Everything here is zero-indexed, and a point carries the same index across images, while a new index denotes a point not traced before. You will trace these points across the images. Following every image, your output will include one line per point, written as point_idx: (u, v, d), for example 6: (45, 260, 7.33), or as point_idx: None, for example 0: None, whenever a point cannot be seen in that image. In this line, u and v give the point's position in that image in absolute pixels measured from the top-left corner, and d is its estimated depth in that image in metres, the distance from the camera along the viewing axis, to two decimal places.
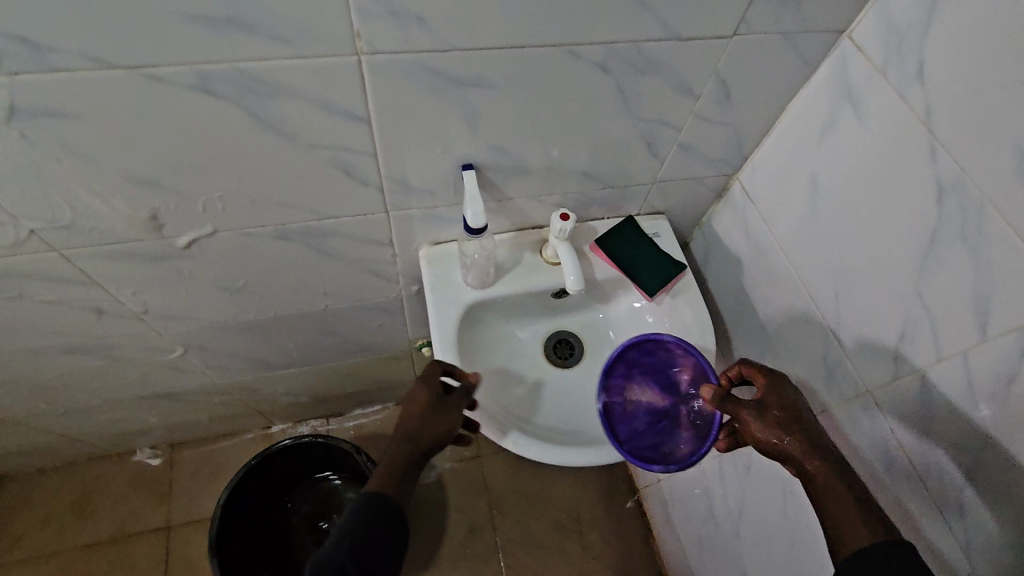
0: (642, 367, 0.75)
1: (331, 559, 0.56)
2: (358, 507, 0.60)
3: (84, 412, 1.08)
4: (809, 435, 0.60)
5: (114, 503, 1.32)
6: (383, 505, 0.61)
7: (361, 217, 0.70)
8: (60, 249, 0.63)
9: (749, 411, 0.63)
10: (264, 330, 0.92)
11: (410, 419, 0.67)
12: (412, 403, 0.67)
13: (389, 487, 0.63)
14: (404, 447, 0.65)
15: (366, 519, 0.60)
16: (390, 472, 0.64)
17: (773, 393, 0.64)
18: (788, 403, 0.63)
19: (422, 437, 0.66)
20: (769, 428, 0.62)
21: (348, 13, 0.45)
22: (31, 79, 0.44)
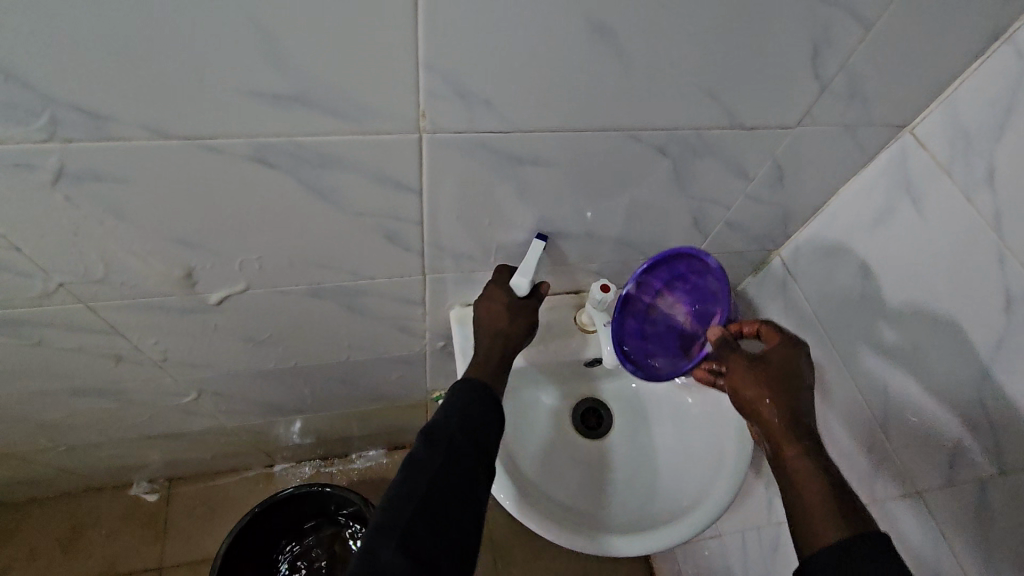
0: (690, 283, 0.68)
1: (442, 433, 0.55)
2: (459, 392, 0.59)
3: (86, 448, 1.04)
4: (792, 401, 0.56)
5: (105, 539, 1.26)
6: (490, 390, 0.60)
7: (397, 278, 0.68)
8: (87, 301, 0.61)
9: (742, 363, 0.59)
10: (282, 378, 0.89)
11: (497, 319, 0.66)
12: (490, 300, 0.67)
13: (487, 380, 0.61)
14: (496, 344, 0.65)
15: (467, 401, 0.58)
16: (486, 367, 0.63)
17: (776, 357, 0.59)
18: (788, 373, 0.58)
19: (507, 335, 0.66)
20: (755, 386, 0.57)
21: (415, 94, 0.44)
22: (84, 147, 0.43)
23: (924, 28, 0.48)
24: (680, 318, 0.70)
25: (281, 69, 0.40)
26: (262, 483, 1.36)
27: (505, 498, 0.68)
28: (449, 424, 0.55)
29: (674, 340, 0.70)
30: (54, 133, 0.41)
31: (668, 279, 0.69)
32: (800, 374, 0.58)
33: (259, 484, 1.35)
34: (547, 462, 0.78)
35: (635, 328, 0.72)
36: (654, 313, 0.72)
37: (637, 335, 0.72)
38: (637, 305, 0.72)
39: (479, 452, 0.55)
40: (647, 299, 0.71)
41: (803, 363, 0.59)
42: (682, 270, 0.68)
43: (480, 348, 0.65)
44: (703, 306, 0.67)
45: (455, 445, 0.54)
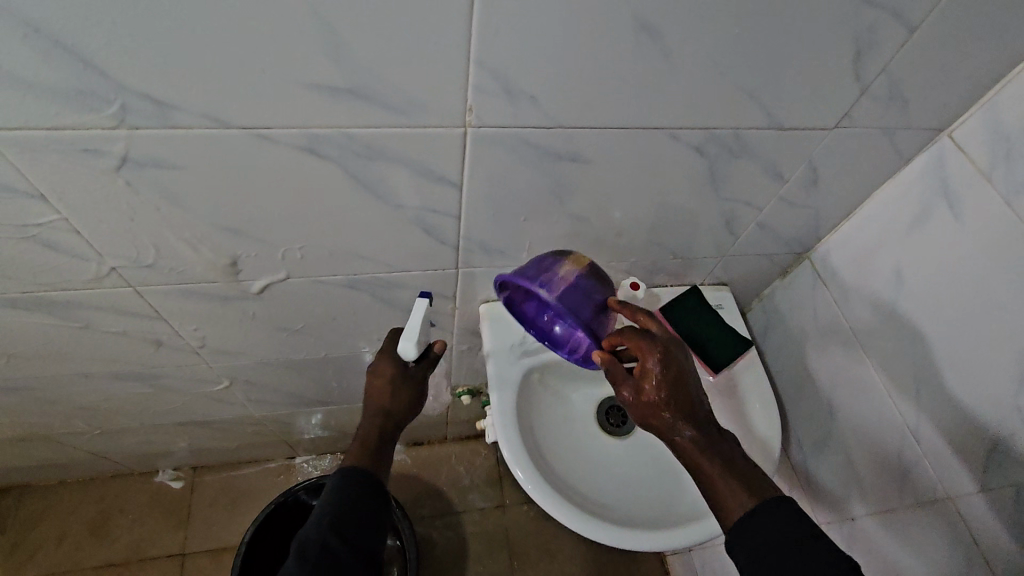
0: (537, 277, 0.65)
1: (313, 538, 0.52)
2: (336, 485, 0.56)
3: (118, 434, 1.07)
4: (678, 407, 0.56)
5: (130, 525, 1.29)
6: (365, 475, 0.58)
7: (431, 271, 0.70)
8: (135, 286, 0.63)
9: (625, 391, 0.59)
10: (311, 369, 0.91)
11: (380, 397, 0.65)
12: (374, 378, 0.67)
13: (367, 464, 0.59)
14: (377, 422, 0.64)
15: (343, 493, 0.56)
16: (366, 447, 0.61)
17: (647, 369, 0.58)
18: (665, 377, 0.57)
19: (391, 411, 0.65)
20: (640, 406, 0.58)
21: (465, 89, 0.46)
22: (149, 134, 0.45)
23: (967, 32, 0.48)
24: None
25: (340, 62, 0.42)
26: (283, 475, 1.38)
27: (535, 492, 0.69)
28: (318, 528, 0.53)
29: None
30: (122, 119, 0.43)
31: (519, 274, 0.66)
32: (672, 373, 0.57)
33: (280, 476, 1.37)
34: (569, 456, 0.78)
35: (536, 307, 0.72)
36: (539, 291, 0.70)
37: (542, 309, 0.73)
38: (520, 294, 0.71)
39: (355, 555, 0.52)
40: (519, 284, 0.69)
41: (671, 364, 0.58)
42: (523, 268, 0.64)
43: (361, 429, 0.63)
44: None
45: (329, 552, 0.51)
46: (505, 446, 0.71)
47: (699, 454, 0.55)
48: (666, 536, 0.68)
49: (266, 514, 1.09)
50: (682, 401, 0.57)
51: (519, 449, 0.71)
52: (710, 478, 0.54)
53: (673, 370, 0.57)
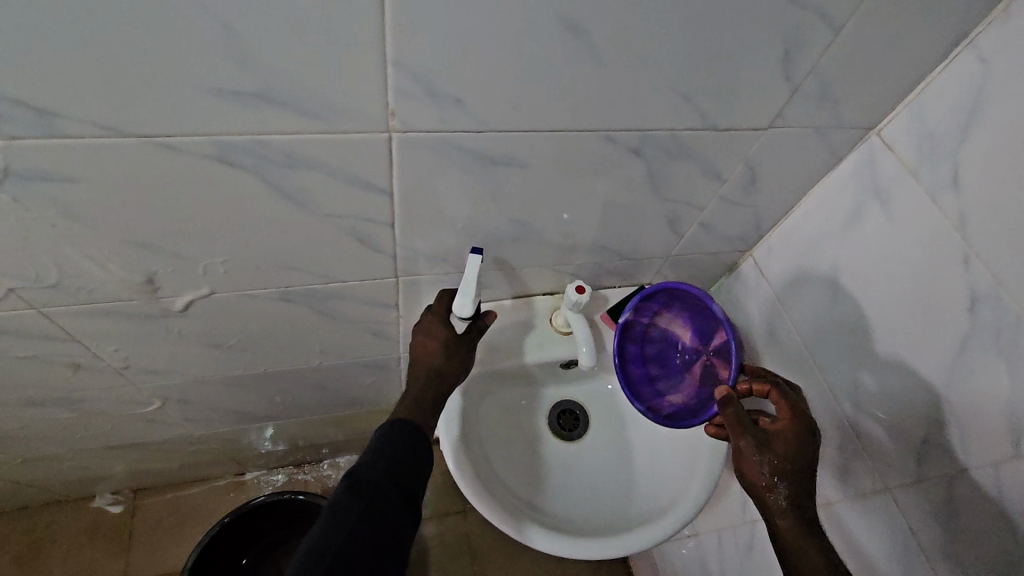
0: (686, 302, 0.71)
1: (368, 476, 0.54)
2: (388, 432, 0.59)
3: (44, 461, 1.00)
4: (797, 483, 0.56)
5: (66, 555, 1.21)
6: (417, 430, 0.60)
7: (370, 281, 0.67)
8: (40, 307, 0.58)
9: (745, 443, 0.58)
10: (251, 385, 0.87)
11: (431, 358, 0.66)
12: (427, 339, 0.66)
13: (417, 422, 0.62)
14: (430, 384, 0.65)
15: (396, 442, 0.58)
16: (417, 406, 0.64)
17: (785, 436, 0.57)
18: (798, 452, 0.56)
19: (443, 373, 0.66)
20: (760, 466, 0.56)
21: (384, 93, 0.43)
22: (32, 144, 0.40)
23: (891, 32, 0.48)
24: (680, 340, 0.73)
25: (243, 65, 0.39)
26: (233, 492, 1.32)
27: (487, 510, 0.67)
28: (374, 469, 0.55)
29: (676, 360, 0.73)
30: None
31: (663, 303, 0.73)
32: (806, 453, 0.57)
33: (230, 494, 1.32)
34: (518, 465, 0.77)
35: (637, 352, 0.75)
36: (653, 332, 0.75)
37: (640, 359, 0.74)
38: (638, 328, 0.75)
39: (405, 498, 0.55)
40: (645, 320, 0.74)
41: (811, 446, 0.57)
42: (683, 293, 0.71)
43: (414, 387, 0.65)
44: (703, 327, 0.71)
45: (382, 494, 0.53)
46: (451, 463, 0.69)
47: (804, 539, 0.54)
48: (617, 546, 0.67)
49: (215, 533, 1.03)
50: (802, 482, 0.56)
51: (466, 465, 0.69)
52: (804, 559, 0.54)
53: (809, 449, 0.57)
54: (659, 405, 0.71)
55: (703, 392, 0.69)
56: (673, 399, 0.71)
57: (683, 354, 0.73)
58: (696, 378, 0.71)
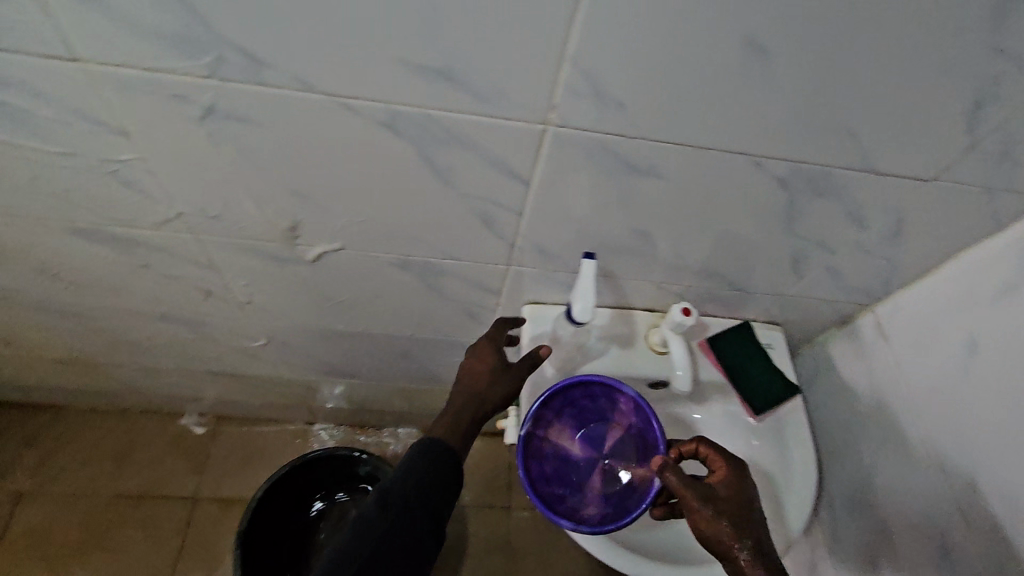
0: (577, 406, 0.70)
1: (396, 490, 0.55)
2: (422, 449, 0.59)
3: (155, 372, 1.10)
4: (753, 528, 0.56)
5: (150, 461, 1.33)
6: (452, 451, 0.60)
7: (481, 264, 0.69)
8: (197, 233, 0.64)
9: (697, 501, 0.57)
10: (346, 341, 0.92)
11: (476, 383, 0.65)
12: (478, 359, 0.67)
13: (454, 442, 0.61)
14: (472, 405, 0.64)
15: (430, 460, 0.58)
16: (457, 424, 0.63)
17: (725, 486, 0.59)
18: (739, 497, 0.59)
19: (485, 399, 0.65)
20: (716, 518, 0.56)
21: (554, 86, 0.45)
22: (237, 88, 0.45)
23: None
24: (571, 452, 0.70)
25: (435, 43, 0.41)
26: (299, 438, 1.40)
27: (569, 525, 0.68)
28: (402, 485, 0.56)
29: (571, 475, 0.69)
30: (215, 70, 0.44)
31: (558, 409, 0.70)
32: (749, 501, 0.59)
33: (297, 440, 1.40)
34: None
35: (538, 471, 0.67)
36: (546, 446, 0.69)
37: (541, 479, 0.67)
38: (534, 445, 0.68)
39: (430, 522, 0.56)
40: (541, 431, 0.69)
41: (750, 494, 0.60)
42: (575, 396, 0.70)
43: (454, 402, 0.64)
44: (596, 429, 0.71)
45: (407, 515, 0.54)
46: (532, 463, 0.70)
47: None
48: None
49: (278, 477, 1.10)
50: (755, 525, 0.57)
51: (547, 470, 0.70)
52: None
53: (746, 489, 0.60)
54: (584, 518, 0.66)
55: (613, 494, 0.68)
56: (589, 512, 0.66)
57: (578, 466, 0.69)
58: (598, 486, 0.68)
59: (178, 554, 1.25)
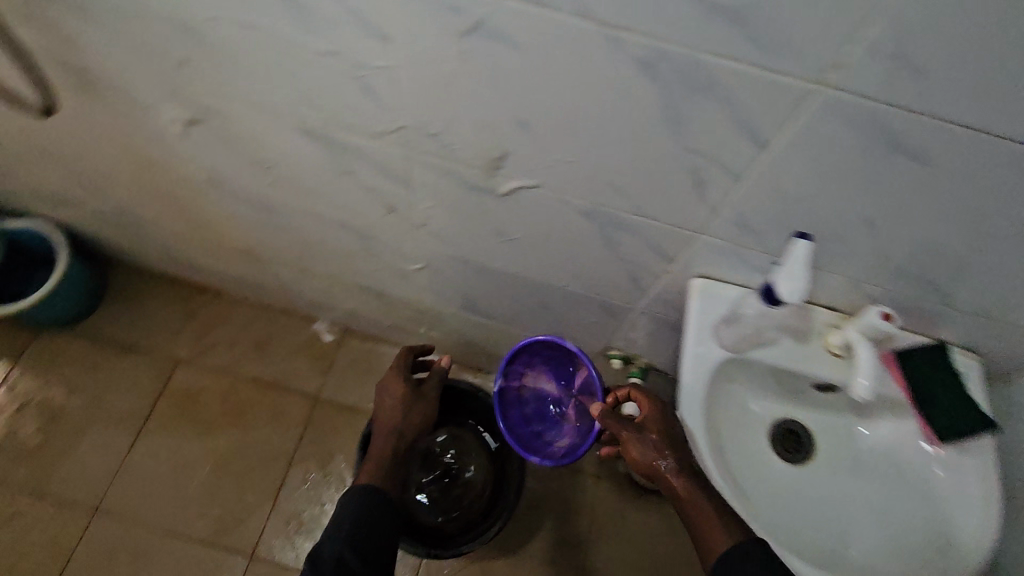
0: (542, 358, 0.93)
1: (329, 551, 0.68)
2: (351, 506, 0.73)
3: (310, 275, 1.20)
4: (677, 453, 0.70)
5: (283, 355, 1.47)
6: (379, 493, 0.75)
7: (671, 226, 0.67)
8: (408, 149, 0.67)
9: (629, 433, 0.72)
10: (497, 280, 0.94)
11: (392, 420, 0.87)
12: (391, 396, 0.90)
13: (382, 484, 0.77)
14: (391, 439, 0.85)
15: (359, 513, 0.73)
16: (376, 470, 0.80)
17: (651, 417, 0.73)
18: (665, 426, 0.72)
19: (404, 435, 0.86)
20: (641, 440, 0.71)
21: (850, 43, 0.41)
22: (515, 6, 0.46)
23: None
24: (546, 390, 0.93)
25: None
26: None
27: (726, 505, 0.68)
28: (336, 545, 0.69)
29: (551, 415, 0.92)
30: None
31: (524, 364, 0.93)
32: (672, 425, 0.72)
33: None
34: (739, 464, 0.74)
35: (517, 416, 0.93)
36: (524, 392, 0.94)
37: (523, 420, 0.92)
38: (509, 394, 0.93)
39: (368, 558, 0.69)
40: (515, 383, 0.94)
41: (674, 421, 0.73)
42: (537, 347, 0.92)
43: (381, 448, 0.83)
44: (564, 375, 0.93)
45: (346, 556, 0.68)
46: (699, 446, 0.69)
47: (695, 492, 0.66)
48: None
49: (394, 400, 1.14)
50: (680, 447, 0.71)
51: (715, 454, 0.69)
52: (702, 517, 0.64)
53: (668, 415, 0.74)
54: (557, 450, 0.89)
55: (584, 427, 0.88)
56: (561, 443, 0.89)
57: (552, 402, 0.93)
58: (572, 419, 0.91)
59: (297, 442, 1.38)
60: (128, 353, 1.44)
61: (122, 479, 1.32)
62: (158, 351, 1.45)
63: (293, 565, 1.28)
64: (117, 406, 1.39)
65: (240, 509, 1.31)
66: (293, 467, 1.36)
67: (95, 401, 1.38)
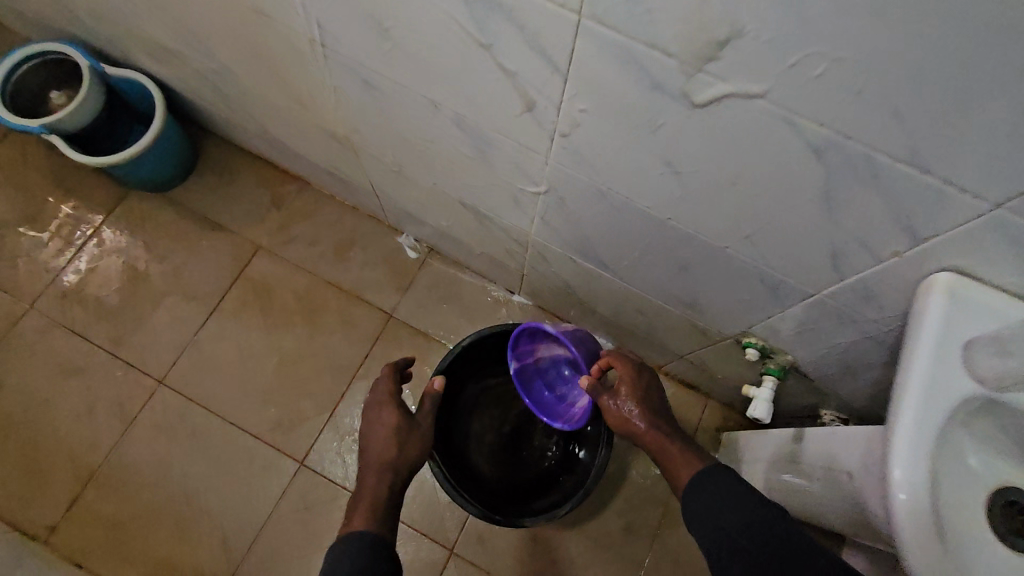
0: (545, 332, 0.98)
1: None
2: (353, 558, 0.72)
3: (407, 181, 1.05)
4: (650, 411, 0.85)
5: (363, 263, 1.36)
6: (382, 547, 0.75)
7: (953, 188, 0.45)
8: (582, 17, 0.48)
9: (608, 399, 0.88)
10: (636, 226, 0.75)
11: (387, 454, 0.85)
12: (382, 428, 0.87)
13: (383, 536, 0.77)
14: (389, 476, 0.83)
15: (360, 563, 0.72)
16: (374, 516, 0.79)
17: (628, 382, 0.88)
18: (638, 386, 0.87)
19: (401, 468, 0.85)
20: (621, 402, 0.86)
21: None
22: None
23: None
24: (559, 355, 1.01)
25: None
26: (497, 302, 1.33)
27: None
28: None
29: (568, 376, 1.02)
30: None
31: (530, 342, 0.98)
32: (644, 384, 0.88)
33: (495, 303, 1.33)
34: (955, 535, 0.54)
35: (536, 386, 1.00)
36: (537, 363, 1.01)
37: (545, 387, 1.01)
38: (526, 369, 1.00)
39: None
40: (528, 358, 1.00)
41: (646, 382, 0.89)
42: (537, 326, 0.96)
43: (377, 490, 0.82)
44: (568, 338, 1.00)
45: None
46: (900, 499, 0.53)
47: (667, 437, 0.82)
48: None
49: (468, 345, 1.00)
50: (650, 409, 0.86)
51: (924, 516, 0.52)
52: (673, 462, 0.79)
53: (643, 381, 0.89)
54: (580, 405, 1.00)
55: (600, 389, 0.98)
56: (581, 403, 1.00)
57: (566, 366, 1.02)
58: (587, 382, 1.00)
59: (364, 357, 1.29)
60: (211, 230, 1.38)
61: (190, 357, 1.28)
62: (240, 234, 1.38)
63: (342, 482, 1.21)
64: (195, 282, 1.34)
65: (298, 413, 1.25)
66: (356, 382, 1.28)
67: (175, 273, 1.34)
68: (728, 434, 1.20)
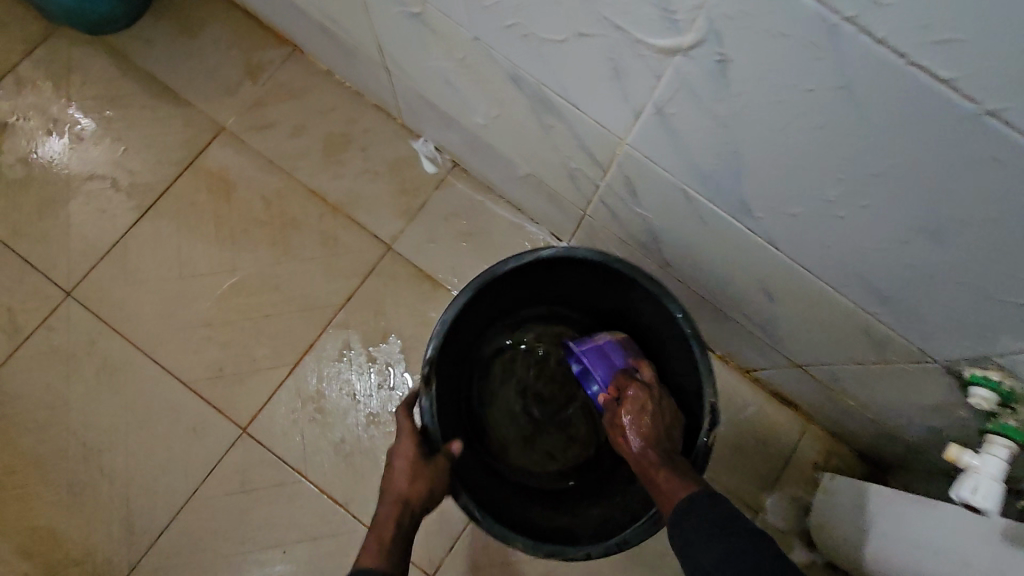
0: None
1: None
2: None
3: (433, 40, 0.66)
4: (648, 439, 0.62)
5: (361, 171, 0.98)
6: None
7: None
8: None
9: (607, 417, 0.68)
10: (880, 127, 0.37)
11: (400, 481, 0.60)
12: (398, 454, 0.62)
13: None
14: (394, 508, 0.58)
15: None
16: (383, 551, 0.55)
17: (624, 405, 0.65)
18: (640, 407, 0.64)
19: (411, 498, 0.59)
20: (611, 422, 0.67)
21: None
22: None
23: None
24: None
25: None
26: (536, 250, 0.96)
27: None
28: None
29: None
30: None
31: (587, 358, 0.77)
32: (647, 410, 0.64)
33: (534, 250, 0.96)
34: None
35: None
36: None
37: None
38: None
39: None
40: None
41: (651, 404, 0.64)
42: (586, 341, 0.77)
43: (382, 516, 0.58)
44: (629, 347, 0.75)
45: None
46: None
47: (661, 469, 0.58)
48: None
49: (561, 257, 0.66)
50: (649, 435, 0.62)
51: None
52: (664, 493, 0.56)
53: (648, 410, 0.64)
54: None
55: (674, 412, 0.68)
56: None
57: None
58: None
59: (346, 299, 0.94)
60: (161, 98, 1.01)
61: (111, 265, 0.94)
62: (199, 108, 1.00)
63: (293, 463, 0.89)
64: (131, 164, 0.98)
65: (248, 362, 0.92)
66: (331, 332, 0.93)
67: (105, 148, 0.99)
68: (833, 481, 0.84)
